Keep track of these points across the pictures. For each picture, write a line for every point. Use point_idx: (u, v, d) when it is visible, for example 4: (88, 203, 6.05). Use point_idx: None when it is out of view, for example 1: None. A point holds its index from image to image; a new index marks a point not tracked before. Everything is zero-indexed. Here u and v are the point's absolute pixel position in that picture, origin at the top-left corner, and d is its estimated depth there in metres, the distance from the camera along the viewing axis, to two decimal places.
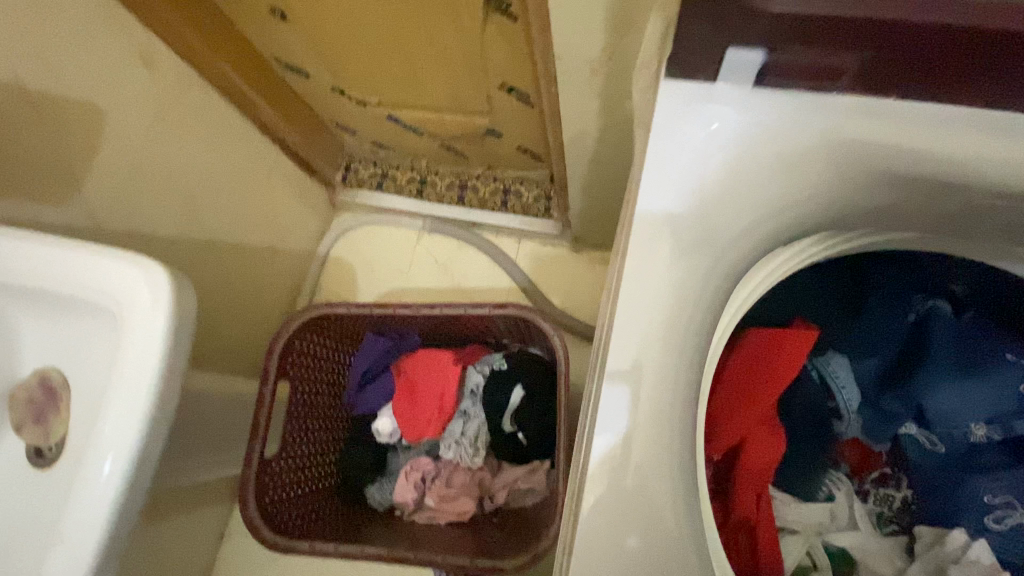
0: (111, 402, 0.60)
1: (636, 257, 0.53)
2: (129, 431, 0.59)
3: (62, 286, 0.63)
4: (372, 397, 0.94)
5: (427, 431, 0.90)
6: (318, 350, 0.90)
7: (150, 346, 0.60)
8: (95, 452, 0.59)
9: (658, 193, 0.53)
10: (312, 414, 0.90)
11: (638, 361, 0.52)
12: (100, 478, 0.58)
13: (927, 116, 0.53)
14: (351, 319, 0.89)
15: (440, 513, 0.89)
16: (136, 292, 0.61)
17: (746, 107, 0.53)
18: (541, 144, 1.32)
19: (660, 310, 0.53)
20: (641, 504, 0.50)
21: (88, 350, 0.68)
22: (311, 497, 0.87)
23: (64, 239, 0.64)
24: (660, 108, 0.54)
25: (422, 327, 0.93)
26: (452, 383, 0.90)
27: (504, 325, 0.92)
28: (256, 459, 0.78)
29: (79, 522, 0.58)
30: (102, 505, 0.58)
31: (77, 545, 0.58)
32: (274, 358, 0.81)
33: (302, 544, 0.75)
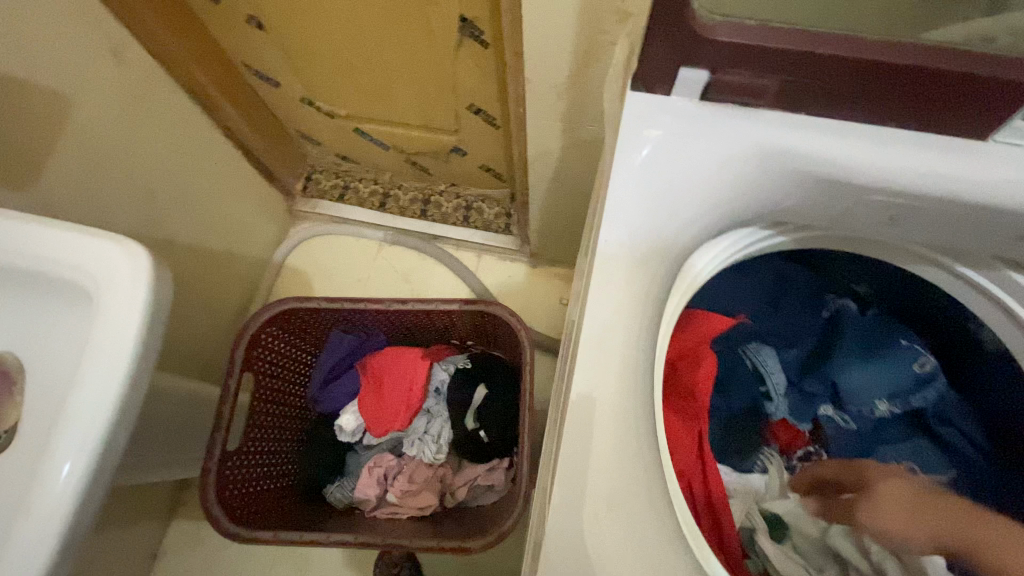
0: (76, 397, 0.58)
1: (602, 252, 0.58)
2: (93, 428, 0.58)
3: (39, 265, 0.62)
4: (337, 394, 0.95)
5: (394, 424, 0.91)
6: (285, 347, 0.91)
7: (122, 338, 0.59)
8: (55, 447, 0.57)
9: (619, 190, 0.59)
10: (274, 411, 0.90)
11: (604, 347, 0.54)
12: (58, 473, 0.57)
13: (846, 131, 0.60)
14: (319, 316, 0.90)
15: (403, 508, 0.90)
16: (115, 272, 0.61)
17: (693, 118, 0.60)
18: (503, 164, 1.40)
19: (619, 299, 0.55)
20: (604, 486, 0.49)
21: (51, 330, 0.67)
22: (269, 495, 0.86)
23: (44, 218, 0.63)
24: (625, 115, 0.60)
25: (389, 326, 0.96)
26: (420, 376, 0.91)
27: (469, 325, 0.96)
28: (217, 451, 0.77)
29: (31, 526, 0.56)
30: (57, 508, 0.56)
31: (25, 550, 0.55)
32: (240, 350, 0.81)
33: (266, 533, 0.74)
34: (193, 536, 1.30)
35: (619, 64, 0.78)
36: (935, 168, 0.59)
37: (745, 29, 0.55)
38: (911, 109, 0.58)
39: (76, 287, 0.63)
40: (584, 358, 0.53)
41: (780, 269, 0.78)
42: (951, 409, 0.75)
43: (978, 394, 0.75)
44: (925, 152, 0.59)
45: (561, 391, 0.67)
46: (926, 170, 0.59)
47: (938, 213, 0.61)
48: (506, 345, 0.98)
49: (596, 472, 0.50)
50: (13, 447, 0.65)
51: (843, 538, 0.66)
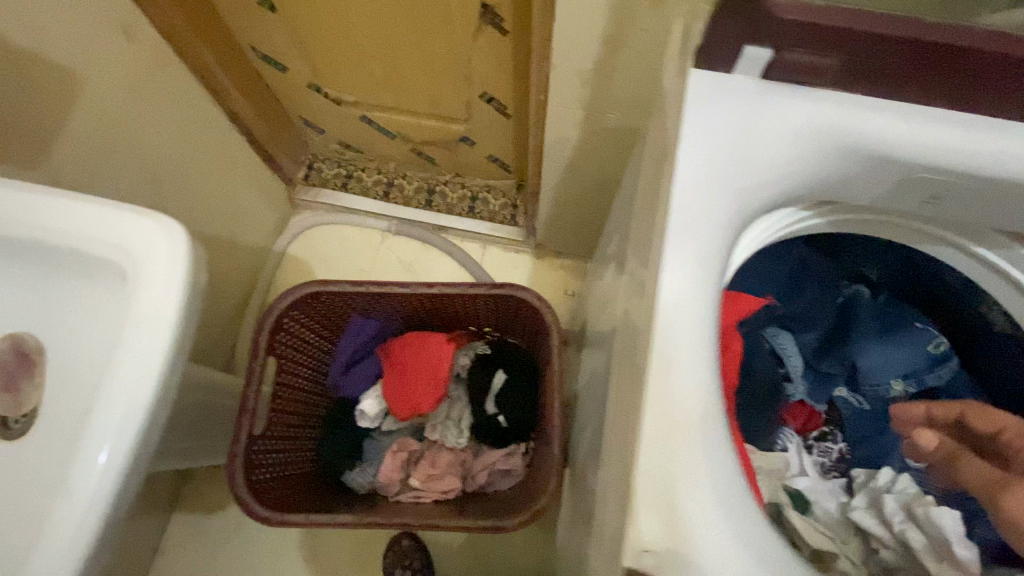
0: (110, 384, 0.57)
1: (673, 230, 0.53)
2: (131, 417, 0.56)
3: (73, 242, 0.60)
4: (356, 379, 0.94)
5: (420, 407, 0.89)
6: (306, 332, 0.90)
7: (158, 322, 0.58)
8: (89, 436, 0.55)
9: (686, 168, 0.55)
10: (295, 397, 0.90)
11: (679, 332, 0.49)
12: (94, 463, 0.55)
13: (906, 112, 0.58)
14: (341, 301, 0.90)
15: (426, 492, 0.90)
16: (153, 249, 0.59)
17: (756, 98, 0.58)
18: (511, 154, 1.41)
19: (689, 284, 0.51)
20: (690, 467, 0.46)
21: (79, 310, 0.65)
22: (290, 481, 0.85)
23: (80, 194, 0.62)
24: (688, 95, 0.58)
25: (410, 312, 0.95)
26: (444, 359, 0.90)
27: (490, 312, 0.96)
28: (244, 435, 0.76)
29: (66, 519, 0.54)
30: (92, 500, 0.54)
31: (62, 543, 0.54)
32: (265, 334, 0.80)
33: (297, 516, 0.73)
34: (196, 528, 1.28)
35: (648, 51, 0.79)
36: (993, 149, 0.57)
37: (809, 6, 0.52)
38: (969, 91, 0.56)
39: (110, 267, 0.61)
40: (636, 335, 0.54)
41: (804, 255, 0.81)
42: (963, 389, 0.79)
43: (986, 373, 0.79)
44: (983, 133, 0.57)
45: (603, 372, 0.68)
46: (985, 150, 0.57)
47: (986, 197, 0.61)
48: (526, 332, 0.99)
49: (681, 449, 0.46)
50: (47, 429, 0.65)
51: (865, 513, 0.68)
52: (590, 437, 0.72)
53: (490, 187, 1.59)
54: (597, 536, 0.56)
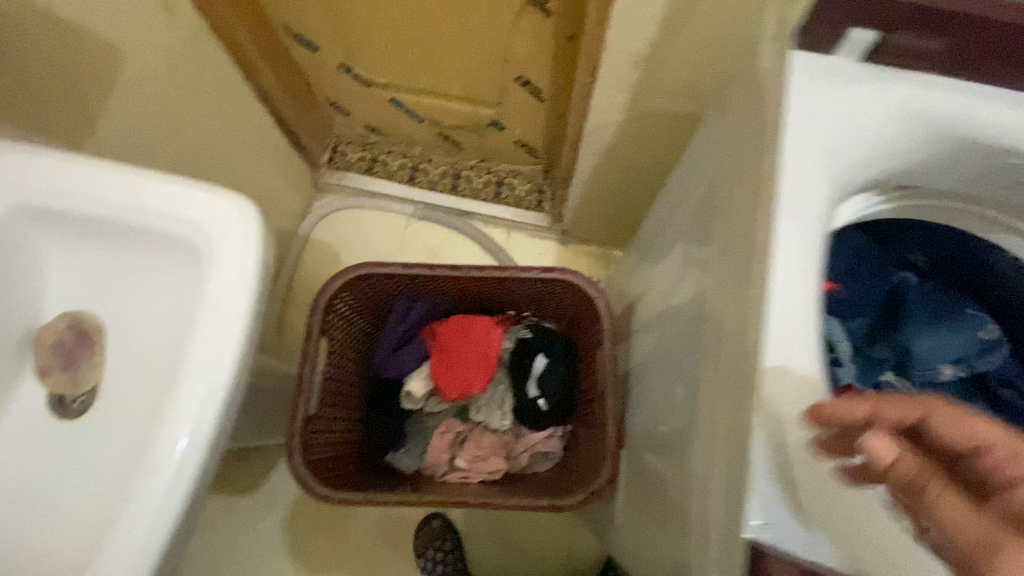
0: (189, 365, 0.56)
1: (788, 212, 0.52)
2: (209, 399, 0.55)
3: (151, 219, 0.61)
4: (401, 362, 0.93)
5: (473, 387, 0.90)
6: (354, 314, 0.90)
7: (235, 302, 0.57)
8: (167, 419, 0.55)
9: (798, 150, 0.54)
10: (343, 379, 0.90)
11: (794, 315, 0.49)
12: (173, 445, 0.54)
13: (1000, 98, 0.59)
14: (388, 283, 0.89)
15: (473, 472, 0.92)
16: (226, 227, 0.59)
17: (856, 81, 0.58)
18: (542, 139, 1.40)
19: (802, 267, 0.51)
20: (799, 445, 0.48)
21: (151, 291, 0.66)
22: (341, 463, 0.86)
23: (158, 172, 0.62)
24: (795, 74, 0.56)
25: (455, 296, 0.95)
26: (495, 338, 0.91)
27: (535, 297, 0.96)
28: (301, 416, 0.77)
29: (147, 505, 0.53)
30: (173, 484, 0.53)
31: (142, 529, 0.52)
32: (318, 315, 0.80)
33: (359, 495, 0.75)
34: (227, 510, 1.29)
35: (706, 35, 0.78)
36: None
37: None
38: None
39: (185, 247, 0.61)
40: (732, 324, 0.54)
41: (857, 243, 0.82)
42: (1011, 374, 0.81)
43: None
44: None
45: (674, 358, 0.69)
46: None
47: None
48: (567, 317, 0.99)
49: (793, 428, 0.48)
50: (116, 408, 0.66)
51: None
52: (652, 422, 0.74)
53: (515, 173, 1.58)
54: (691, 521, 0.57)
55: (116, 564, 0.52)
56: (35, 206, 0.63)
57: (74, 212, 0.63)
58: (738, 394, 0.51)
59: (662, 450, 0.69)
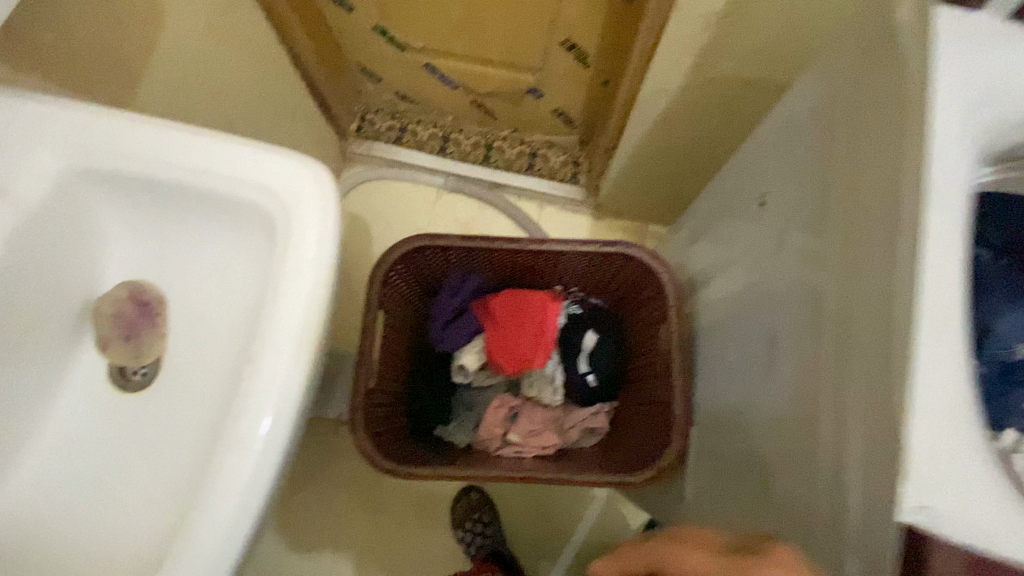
0: (269, 338, 0.53)
1: (942, 185, 0.46)
2: (294, 372, 0.53)
3: (222, 182, 0.58)
4: (454, 335, 0.91)
5: (535, 360, 0.88)
6: (406, 286, 0.89)
7: (315, 270, 0.55)
8: (249, 394, 0.52)
9: (949, 118, 0.48)
10: (397, 351, 0.89)
11: (951, 299, 0.44)
12: (257, 421, 0.52)
13: None
14: (441, 256, 0.88)
15: (526, 447, 0.91)
16: (301, 192, 0.57)
17: (1002, 44, 0.52)
18: (582, 108, 1.35)
19: (958, 246, 0.45)
20: (962, 439, 0.42)
21: (220, 261, 0.66)
22: (398, 437, 0.84)
23: (227, 132, 0.59)
24: (944, 32, 0.50)
25: (508, 270, 0.93)
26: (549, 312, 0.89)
27: (590, 273, 0.94)
28: (363, 389, 0.76)
29: (231, 483, 0.50)
30: (258, 461, 0.51)
31: (226, 508, 0.50)
32: (376, 287, 0.78)
33: (424, 469, 0.74)
34: None
35: None
36: None
37: None
38: None
39: (257, 213, 0.59)
40: (860, 304, 0.50)
41: None
42: None
43: None
44: None
45: (761, 337, 0.67)
46: None
47: None
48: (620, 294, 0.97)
49: (956, 421, 0.43)
50: (184, 381, 0.64)
51: None
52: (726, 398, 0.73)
53: (549, 143, 1.53)
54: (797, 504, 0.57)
55: (199, 546, 0.49)
56: (97, 168, 0.60)
57: (137, 176, 0.60)
58: (879, 377, 0.46)
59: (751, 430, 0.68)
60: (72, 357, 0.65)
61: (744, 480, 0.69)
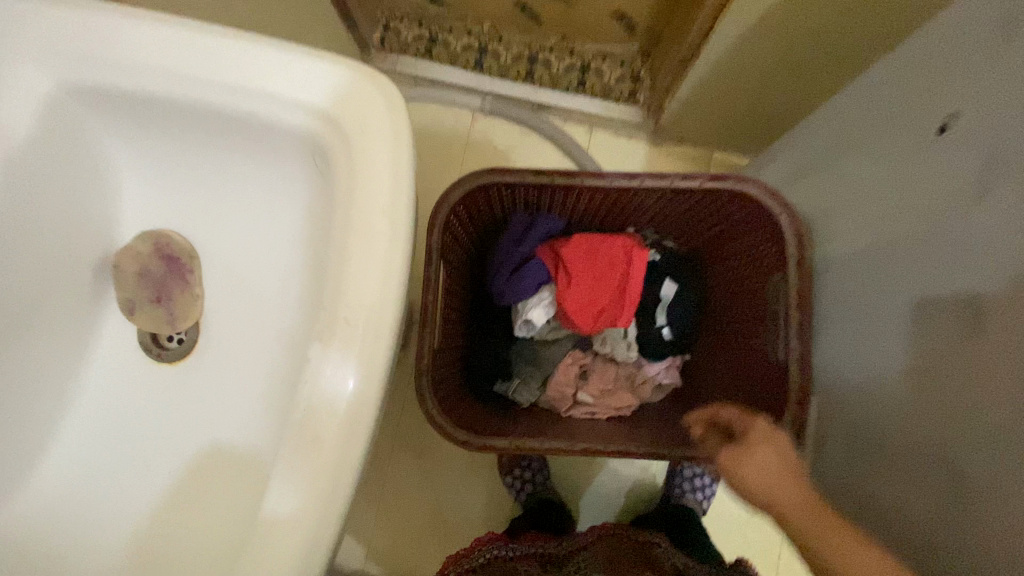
0: (339, 310, 0.43)
1: None
2: (375, 344, 0.43)
3: (262, 103, 0.46)
4: (520, 286, 0.79)
5: (620, 320, 0.78)
6: (463, 228, 0.77)
7: (391, 220, 0.44)
8: (325, 371, 0.42)
9: None
10: (454, 304, 0.79)
11: None
12: (335, 410, 0.42)
13: None
14: (505, 194, 0.77)
15: (599, 408, 0.82)
16: (364, 117, 0.45)
17: None
18: (650, 8, 1.13)
19: None
20: None
21: (261, 205, 0.55)
22: (463, 398, 0.76)
23: (259, 36, 0.47)
24: None
25: (579, 207, 0.81)
26: (638, 265, 0.77)
27: (674, 211, 0.81)
28: (428, 352, 0.67)
29: (309, 488, 0.41)
30: (339, 456, 0.41)
31: (305, 514, 0.40)
32: (437, 232, 0.68)
33: (503, 441, 0.66)
34: None
35: None
36: None
37: None
38: None
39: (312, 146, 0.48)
40: None
41: None
42: None
43: None
44: None
45: (893, 299, 0.57)
46: None
47: None
48: (705, 236, 0.85)
49: None
50: (231, 351, 0.54)
51: None
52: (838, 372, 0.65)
53: (604, 55, 1.32)
54: (950, 498, 0.48)
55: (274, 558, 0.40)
56: (94, 86, 0.47)
57: (145, 95, 0.47)
58: None
59: (873, 405, 0.58)
60: (97, 320, 0.55)
61: (859, 460, 0.59)
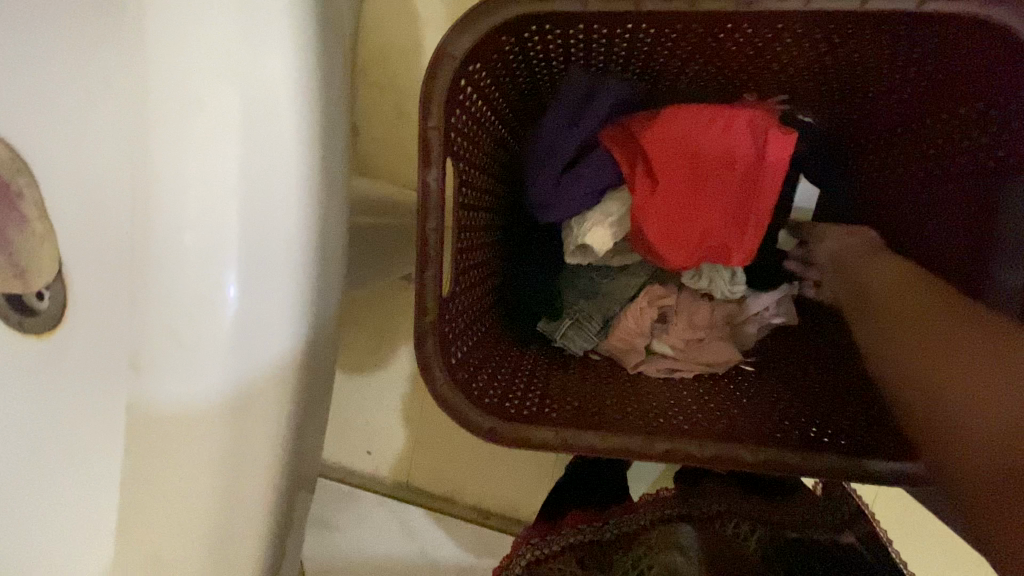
0: (187, 270, 0.30)
1: None
2: (265, 285, 0.31)
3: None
4: (575, 189, 0.53)
5: (728, 246, 0.52)
6: (489, 96, 0.49)
7: (249, 102, 0.30)
8: (173, 343, 0.30)
9: None
10: (478, 215, 0.54)
11: None
12: (208, 422, 0.31)
13: None
14: (560, 34, 0.46)
15: (683, 362, 0.58)
16: None
17: None
18: None
19: None
20: None
21: (78, 90, 0.36)
22: (493, 351, 0.55)
23: None
24: None
25: (681, 58, 0.50)
26: (770, 160, 0.49)
27: (856, 53, 0.47)
28: (433, 303, 0.44)
29: (185, 520, 0.32)
30: (235, 427, 0.31)
31: (208, 500, 0.32)
32: (435, 112, 0.41)
33: (545, 434, 0.45)
34: None
35: None
36: None
37: None
38: None
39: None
40: None
41: None
42: None
43: None
44: None
45: None
46: None
47: None
48: (896, 94, 0.51)
49: None
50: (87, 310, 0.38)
51: None
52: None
53: None
54: None
55: (179, 551, 0.32)
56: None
57: None
58: None
59: None
60: None
61: None
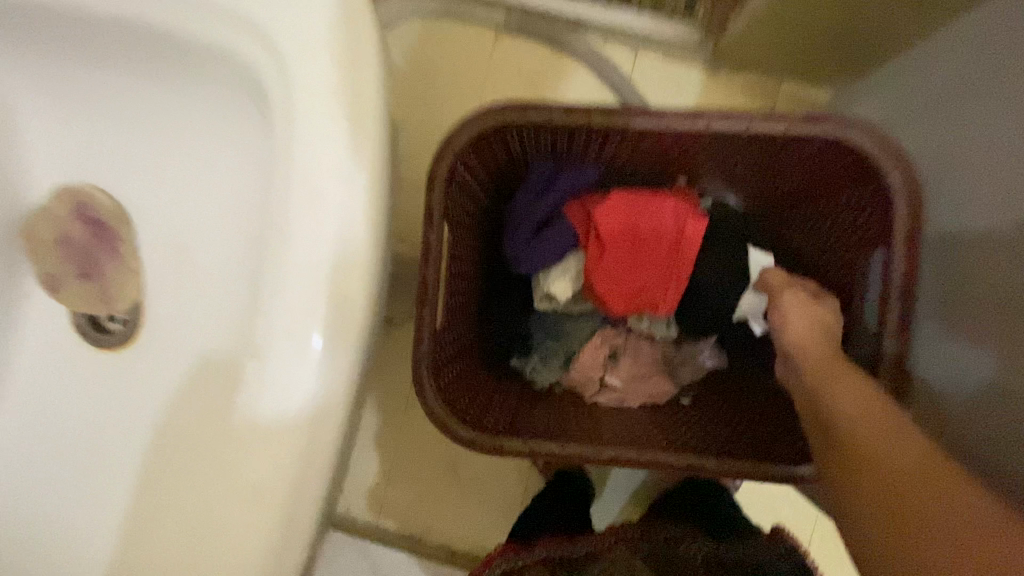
0: (290, 297, 0.40)
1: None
2: (342, 313, 0.41)
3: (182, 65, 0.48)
4: (542, 250, 0.66)
5: (659, 297, 0.65)
6: (477, 177, 0.63)
7: (347, 179, 0.41)
8: (283, 344, 0.40)
9: None
10: (466, 268, 0.66)
11: None
12: (289, 419, 0.40)
13: None
14: (532, 135, 0.61)
15: (629, 393, 0.70)
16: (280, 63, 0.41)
17: None
18: None
19: None
20: None
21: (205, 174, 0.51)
22: (475, 377, 0.66)
23: None
24: None
25: (624, 155, 0.65)
26: (689, 234, 0.64)
27: (752, 159, 0.63)
28: (428, 334, 0.55)
29: (263, 497, 0.40)
30: (311, 423, 0.40)
31: (284, 481, 0.40)
32: (438, 189, 0.54)
33: (517, 442, 0.56)
34: None
35: None
36: None
37: None
38: None
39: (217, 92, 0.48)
40: None
41: None
42: None
43: None
44: None
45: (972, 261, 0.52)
46: None
47: None
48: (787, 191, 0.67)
49: None
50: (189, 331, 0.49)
51: None
52: (946, 392, 0.54)
53: None
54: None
55: (255, 521, 0.40)
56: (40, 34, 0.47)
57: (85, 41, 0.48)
58: None
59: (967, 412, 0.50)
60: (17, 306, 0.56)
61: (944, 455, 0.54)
